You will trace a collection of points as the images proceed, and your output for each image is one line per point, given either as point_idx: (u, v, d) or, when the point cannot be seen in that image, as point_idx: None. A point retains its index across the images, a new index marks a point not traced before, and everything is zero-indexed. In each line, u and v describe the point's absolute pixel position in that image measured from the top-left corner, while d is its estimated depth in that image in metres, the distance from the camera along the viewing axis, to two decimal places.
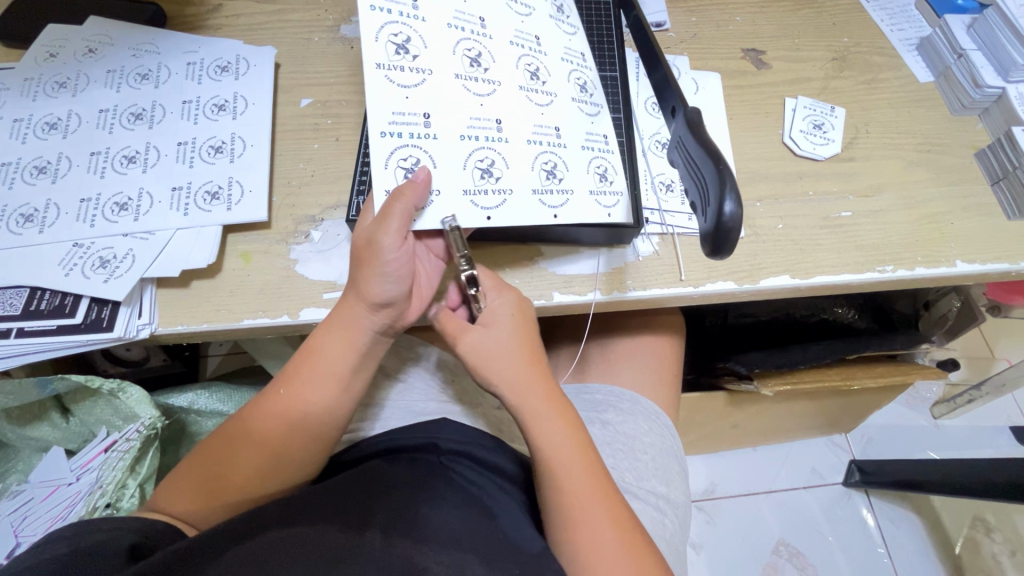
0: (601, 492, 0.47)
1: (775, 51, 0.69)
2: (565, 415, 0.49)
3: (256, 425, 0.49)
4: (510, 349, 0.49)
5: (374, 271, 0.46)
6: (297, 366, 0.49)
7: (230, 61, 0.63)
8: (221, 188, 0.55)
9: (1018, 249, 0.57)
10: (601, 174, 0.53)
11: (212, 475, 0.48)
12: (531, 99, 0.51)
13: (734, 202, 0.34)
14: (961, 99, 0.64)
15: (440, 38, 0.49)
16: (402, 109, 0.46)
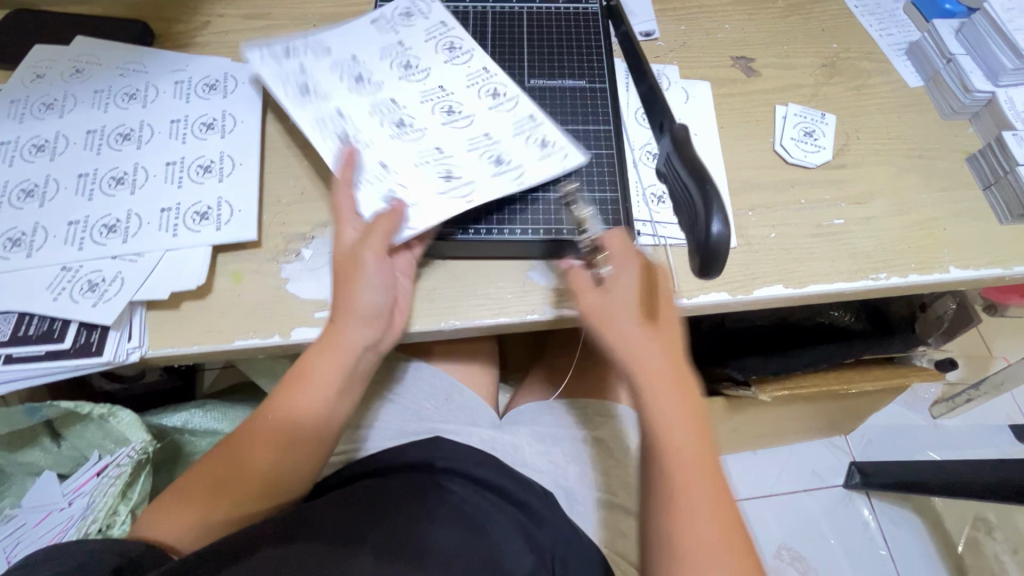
0: (711, 490, 0.44)
1: (764, 58, 0.69)
2: (687, 405, 0.46)
3: (246, 448, 0.49)
4: (663, 331, 0.47)
5: (359, 287, 0.48)
6: (285, 387, 0.49)
7: (218, 78, 0.62)
8: (210, 208, 0.55)
9: (1011, 254, 0.57)
10: None
11: (203, 502, 0.48)
12: (462, 113, 0.56)
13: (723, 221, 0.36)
14: (951, 103, 0.64)
15: (478, 88, 0.58)
16: (464, 137, 0.55)
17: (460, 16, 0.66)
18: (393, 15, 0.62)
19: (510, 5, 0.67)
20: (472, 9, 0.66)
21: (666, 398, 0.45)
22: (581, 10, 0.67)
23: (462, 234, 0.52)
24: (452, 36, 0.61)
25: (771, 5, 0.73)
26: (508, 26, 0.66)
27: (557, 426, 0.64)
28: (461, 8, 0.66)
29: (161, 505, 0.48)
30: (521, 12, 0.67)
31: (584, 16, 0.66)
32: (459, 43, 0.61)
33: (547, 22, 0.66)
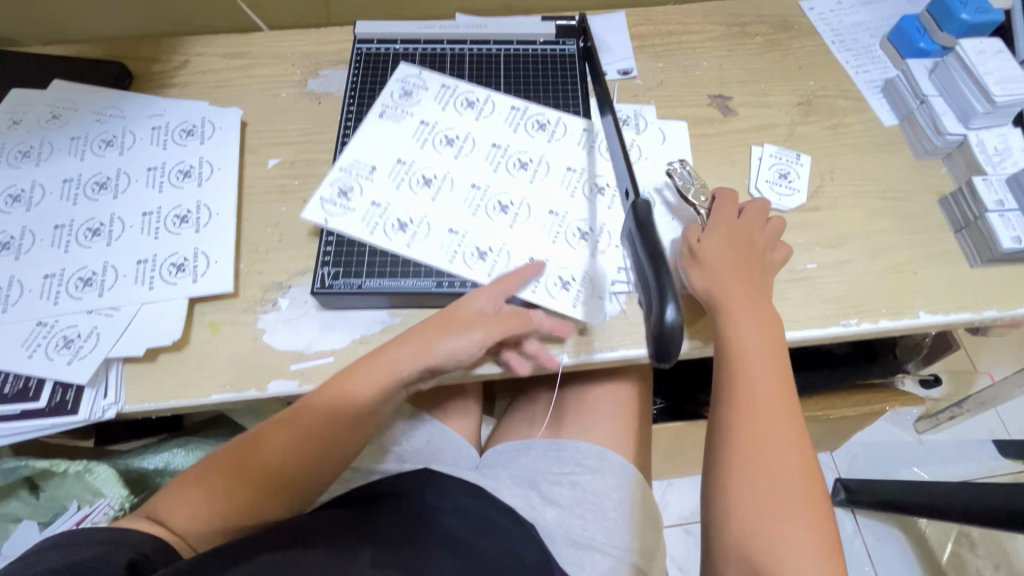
0: (777, 397, 0.49)
1: (741, 96, 0.70)
2: (771, 348, 0.51)
3: (282, 436, 0.49)
4: (740, 263, 0.54)
5: (454, 319, 0.50)
6: (342, 377, 0.49)
7: (195, 124, 0.63)
8: (186, 260, 0.55)
9: (980, 298, 0.58)
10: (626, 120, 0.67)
11: (233, 486, 0.48)
12: (535, 163, 0.60)
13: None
14: (924, 144, 0.65)
15: (525, 136, 0.61)
16: (563, 186, 0.59)
17: (435, 58, 0.65)
18: (396, 100, 0.61)
19: (487, 46, 0.66)
20: (448, 51, 0.66)
21: (745, 327, 0.51)
22: (559, 51, 0.67)
23: (433, 288, 0.53)
24: (464, 94, 0.63)
25: (749, 41, 0.74)
26: (485, 68, 0.65)
27: (534, 469, 0.65)
28: (437, 50, 0.66)
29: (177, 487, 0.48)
30: (498, 54, 0.66)
31: (561, 58, 0.66)
32: (479, 99, 0.63)
33: (524, 64, 0.66)
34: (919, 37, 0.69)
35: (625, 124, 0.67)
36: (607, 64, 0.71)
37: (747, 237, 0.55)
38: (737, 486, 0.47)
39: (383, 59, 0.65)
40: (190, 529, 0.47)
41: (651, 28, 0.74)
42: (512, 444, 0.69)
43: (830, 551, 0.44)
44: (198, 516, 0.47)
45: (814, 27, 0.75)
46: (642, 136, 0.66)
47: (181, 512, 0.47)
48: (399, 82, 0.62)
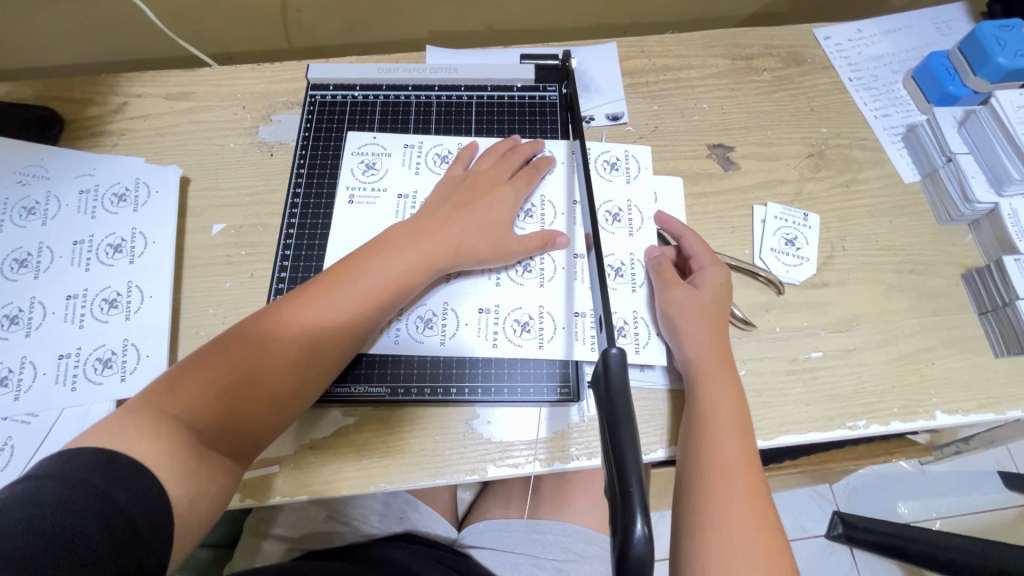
0: (745, 455, 0.44)
1: (745, 146, 0.62)
2: (738, 415, 0.46)
3: (288, 322, 0.43)
4: (710, 331, 0.48)
5: (473, 222, 0.49)
6: (353, 260, 0.46)
7: (128, 187, 0.56)
8: (115, 354, 0.49)
9: (1003, 394, 0.52)
10: (610, 164, 0.59)
11: (225, 370, 0.41)
12: (537, 206, 0.55)
13: (645, 523, 0.26)
14: (949, 210, 0.58)
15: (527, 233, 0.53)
16: (573, 282, 0.52)
17: (399, 108, 0.59)
18: (362, 178, 0.55)
19: (458, 93, 0.59)
20: (413, 99, 0.59)
21: (715, 386, 0.46)
22: (538, 99, 0.60)
23: (389, 396, 0.49)
24: (433, 149, 0.57)
25: (756, 78, 0.66)
26: (453, 119, 0.58)
27: (516, 551, 0.58)
28: (401, 98, 0.59)
29: (119, 424, 0.37)
30: (470, 102, 0.59)
31: (540, 107, 0.59)
32: (452, 152, 0.57)
33: (498, 113, 0.59)
34: (948, 80, 0.61)
35: (615, 168, 0.59)
36: (595, 106, 0.63)
37: (720, 280, 0.51)
38: (696, 556, 0.41)
39: (340, 108, 0.59)
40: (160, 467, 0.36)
41: (645, 62, 0.66)
42: (490, 523, 0.62)
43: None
44: (180, 495, 0.37)
45: (830, 62, 0.67)
46: (633, 187, 0.58)
47: (168, 404, 0.39)
48: (356, 154, 0.56)
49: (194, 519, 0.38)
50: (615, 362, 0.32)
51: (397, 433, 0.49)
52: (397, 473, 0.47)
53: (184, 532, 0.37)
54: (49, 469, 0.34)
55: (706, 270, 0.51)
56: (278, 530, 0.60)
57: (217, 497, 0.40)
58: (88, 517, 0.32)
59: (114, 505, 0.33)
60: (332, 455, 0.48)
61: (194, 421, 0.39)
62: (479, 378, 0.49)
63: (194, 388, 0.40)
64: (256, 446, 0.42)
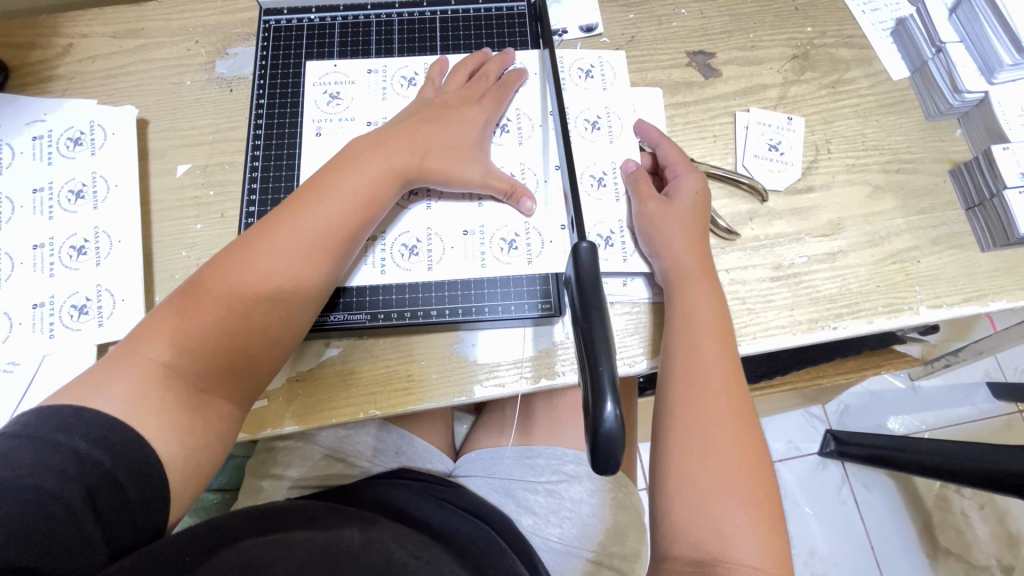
0: (725, 358, 0.44)
1: (726, 52, 0.59)
2: (719, 319, 0.45)
3: (260, 255, 0.41)
4: (688, 243, 0.47)
5: (447, 143, 0.47)
6: (318, 183, 0.44)
7: (83, 131, 0.53)
8: (90, 301, 0.48)
9: (988, 286, 0.51)
10: (585, 72, 0.57)
11: (205, 312, 0.39)
12: (513, 120, 0.52)
13: (616, 405, 0.28)
14: (938, 103, 0.56)
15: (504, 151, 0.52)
16: (551, 196, 0.51)
17: (359, 29, 0.55)
18: (327, 109, 0.53)
19: (420, 9, 0.56)
20: (373, 18, 0.56)
21: (693, 292, 0.46)
22: (506, 10, 0.56)
23: (370, 323, 0.48)
24: (399, 72, 0.54)
25: None
26: (418, 38, 0.55)
27: (508, 478, 0.59)
28: (361, 18, 0.56)
29: (107, 377, 0.37)
30: (433, 18, 0.56)
31: (508, 19, 0.56)
32: (419, 73, 0.54)
33: (464, 29, 0.56)
34: None
35: (590, 75, 0.56)
36: (566, 18, 0.59)
37: (697, 189, 0.49)
38: (671, 450, 0.42)
39: (296, 34, 0.55)
40: (150, 419, 0.37)
41: None
42: (479, 453, 0.62)
43: (771, 511, 0.40)
44: (172, 444, 0.37)
45: None
46: (610, 95, 0.56)
47: (154, 351, 0.38)
48: (319, 85, 0.53)
49: (196, 467, 0.38)
50: (586, 259, 0.33)
51: (382, 357, 0.49)
52: (387, 400, 0.48)
53: (185, 479, 0.38)
54: (29, 427, 0.34)
55: (681, 181, 0.50)
56: (278, 468, 0.60)
57: (217, 439, 0.40)
58: (68, 483, 0.32)
59: (96, 468, 0.33)
60: (320, 386, 0.48)
61: (180, 367, 0.39)
62: (459, 299, 0.49)
63: (178, 333, 0.39)
64: (258, 380, 0.42)
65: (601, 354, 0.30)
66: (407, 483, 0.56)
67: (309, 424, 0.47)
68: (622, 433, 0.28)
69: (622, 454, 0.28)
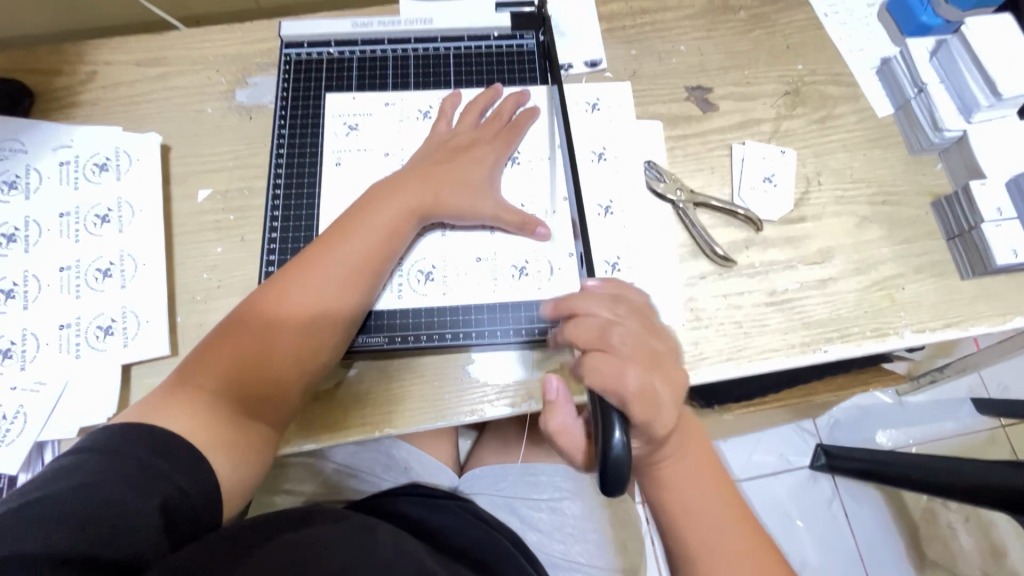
0: (715, 484, 0.45)
1: (722, 88, 0.62)
2: (698, 450, 0.45)
3: (290, 294, 0.45)
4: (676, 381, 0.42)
5: (462, 180, 0.50)
6: (343, 224, 0.47)
7: (109, 157, 0.55)
8: (115, 322, 0.50)
9: (968, 313, 0.55)
10: (591, 104, 0.60)
11: (243, 347, 0.43)
12: (524, 153, 0.55)
13: (622, 435, 0.34)
14: (920, 139, 0.59)
15: (516, 183, 0.54)
16: (561, 225, 0.53)
17: (375, 63, 0.58)
18: (346, 140, 0.55)
19: (434, 45, 0.59)
20: (390, 53, 0.58)
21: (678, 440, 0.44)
22: (515, 47, 0.59)
23: (387, 345, 0.50)
24: (414, 105, 0.56)
25: (732, 17, 0.65)
26: (432, 72, 0.58)
27: (512, 495, 0.61)
28: (378, 53, 0.58)
29: (160, 401, 0.41)
30: (447, 54, 0.59)
31: (518, 56, 0.59)
32: (433, 106, 0.57)
33: (477, 63, 0.59)
34: (922, 10, 0.61)
35: (596, 108, 0.60)
36: (572, 54, 0.62)
37: (639, 315, 0.43)
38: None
39: (315, 66, 0.58)
40: (201, 435, 0.40)
41: (622, 5, 0.65)
42: (484, 469, 0.64)
43: None
44: (219, 455, 0.40)
45: None
46: (616, 126, 0.59)
47: (199, 381, 0.42)
48: (337, 116, 0.56)
49: (240, 477, 0.41)
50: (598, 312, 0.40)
51: (398, 378, 0.51)
52: (401, 418, 0.50)
53: (234, 483, 0.41)
54: (97, 442, 0.37)
55: (623, 312, 0.42)
56: (290, 485, 0.62)
57: (258, 453, 0.43)
58: (140, 491, 0.35)
59: (158, 472, 0.36)
60: (337, 405, 0.50)
61: (222, 394, 0.42)
62: (472, 323, 0.51)
63: (223, 365, 0.43)
64: (294, 405, 0.45)
65: (604, 393, 0.37)
66: (418, 500, 0.58)
67: (327, 442, 0.49)
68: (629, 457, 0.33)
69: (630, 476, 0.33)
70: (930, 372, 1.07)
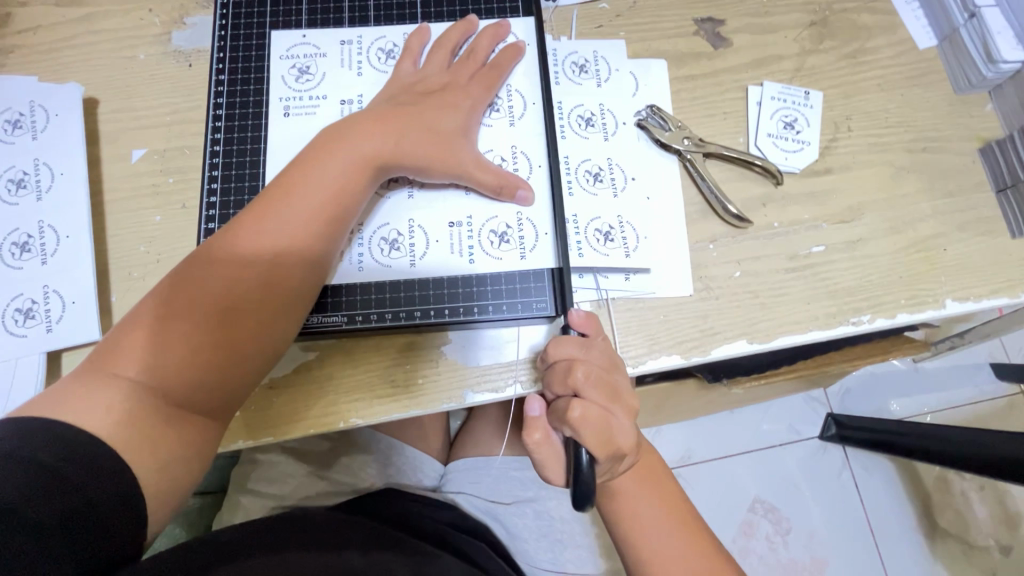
0: (681, 523, 0.44)
1: (737, 18, 0.54)
2: (656, 489, 0.45)
3: (224, 266, 0.38)
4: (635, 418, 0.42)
5: (428, 128, 0.43)
6: (285, 181, 0.40)
7: (23, 112, 0.48)
8: (36, 303, 0.44)
9: (1018, 276, 0.48)
10: (577, 67, 0.51)
11: (168, 328, 0.37)
12: (505, 98, 0.47)
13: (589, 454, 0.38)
14: (968, 75, 0.51)
15: (495, 135, 0.47)
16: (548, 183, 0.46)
17: None
18: (296, 87, 0.47)
19: None
20: None
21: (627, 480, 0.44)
22: None
23: (347, 325, 0.44)
24: (376, 43, 0.48)
25: None
26: (396, 4, 0.49)
27: (495, 498, 0.57)
28: None
29: (72, 391, 0.35)
30: None
31: None
32: (398, 45, 0.48)
33: None
34: None
35: (584, 70, 0.51)
36: None
37: (605, 356, 0.41)
38: None
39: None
40: (117, 430, 0.34)
41: None
42: (467, 462, 0.58)
43: None
44: (145, 458, 0.35)
45: None
46: (605, 91, 0.50)
47: (117, 367, 0.36)
48: (286, 59, 0.48)
49: (168, 478, 0.36)
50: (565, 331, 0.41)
51: (364, 363, 0.44)
52: (368, 406, 0.44)
53: (165, 490, 0.36)
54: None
55: (590, 355, 0.41)
56: (254, 484, 0.56)
57: (193, 450, 0.37)
58: (43, 502, 0.30)
59: (63, 480, 0.31)
60: (294, 392, 0.44)
61: (145, 384, 0.36)
62: (447, 298, 0.44)
63: (144, 348, 0.36)
64: (231, 398, 0.39)
65: (583, 435, 0.38)
66: (397, 500, 0.54)
67: (283, 436, 0.43)
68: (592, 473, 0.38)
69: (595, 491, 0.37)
70: (951, 337, 0.97)
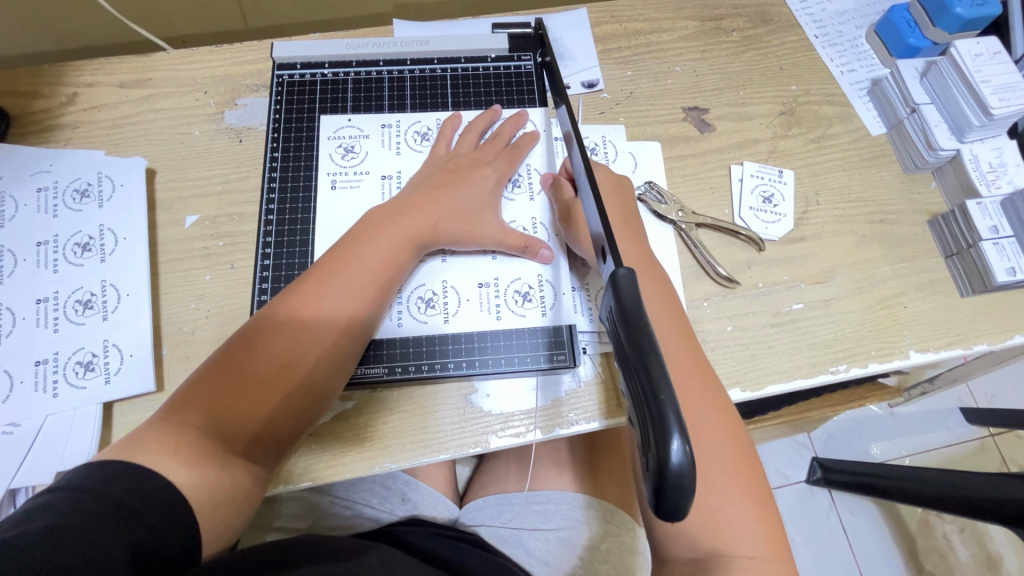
0: (731, 446, 0.42)
1: (718, 108, 0.63)
2: (710, 397, 0.43)
3: (286, 325, 0.43)
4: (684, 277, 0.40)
5: (462, 204, 0.49)
6: (341, 251, 0.46)
7: (90, 182, 0.53)
8: (96, 356, 0.48)
9: (969, 330, 0.55)
10: (590, 150, 0.59)
11: (235, 380, 0.41)
12: (527, 176, 0.55)
13: (683, 441, 0.26)
14: (914, 159, 0.60)
15: (518, 207, 0.53)
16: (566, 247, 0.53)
17: (371, 85, 0.57)
18: (342, 163, 0.54)
19: (431, 67, 0.58)
20: (386, 75, 0.57)
21: (681, 371, 0.43)
22: (514, 69, 0.59)
23: (387, 376, 0.48)
24: (412, 127, 0.56)
25: (725, 39, 0.66)
26: (429, 94, 0.57)
27: (516, 527, 0.59)
28: (373, 74, 0.57)
29: (145, 438, 0.38)
30: (444, 76, 0.58)
31: (516, 77, 0.58)
32: (431, 129, 0.56)
33: (474, 86, 0.58)
34: (909, 32, 0.62)
35: (594, 153, 0.59)
36: (571, 74, 0.62)
37: None
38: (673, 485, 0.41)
39: (309, 88, 0.56)
40: (186, 472, 0.37)
41: (616, 27, 0.65)
42: (485, 503, 0.62)
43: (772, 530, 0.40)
44: (202, 498, 0.38)
45: (796, 20, 0.67)
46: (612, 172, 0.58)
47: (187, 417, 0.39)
48: (333, 139, 0.55)
49: (223, 519, 0.39)
50: (625, 285, 0.32)
51: (397, 412, 0.48)
52: (399, 451, 0.47)
53: (220, 523, 0.39)
54: (77, 480, 0.34)
55: None
56: (283, 521, 0.60)
57: (242, 492, 0.40)
58: (116, 531, 0.32)
59: (132, 512, 0.33)
60: (332, 437, 0.47)
61: (211, 433, 0.40)
62: (475, 351, 0.49)
63: (211, 399, 0.40)
64: (283, 442, 0.43)
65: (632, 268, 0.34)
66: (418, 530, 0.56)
67: (323, 480, 0.46)
68: (692, 466, 0.26)
69: (694, 489, 0.26)
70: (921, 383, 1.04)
